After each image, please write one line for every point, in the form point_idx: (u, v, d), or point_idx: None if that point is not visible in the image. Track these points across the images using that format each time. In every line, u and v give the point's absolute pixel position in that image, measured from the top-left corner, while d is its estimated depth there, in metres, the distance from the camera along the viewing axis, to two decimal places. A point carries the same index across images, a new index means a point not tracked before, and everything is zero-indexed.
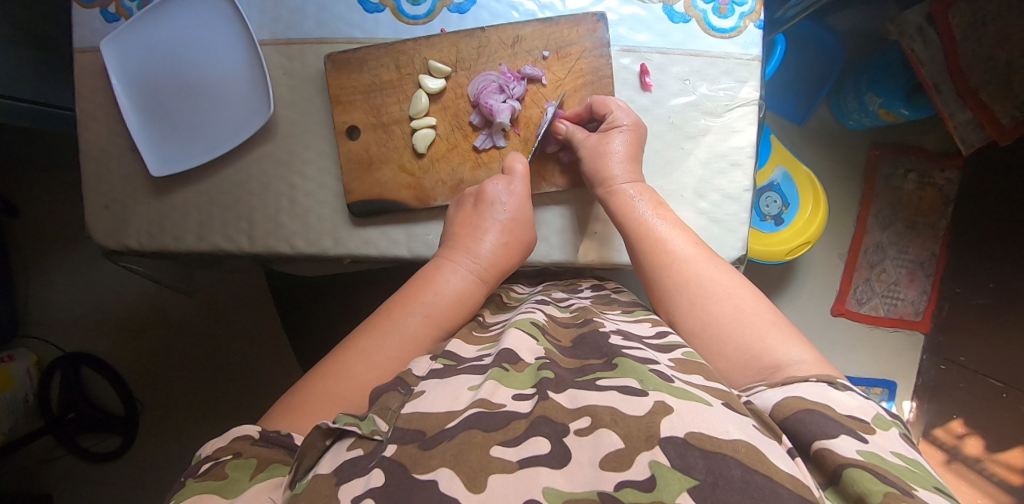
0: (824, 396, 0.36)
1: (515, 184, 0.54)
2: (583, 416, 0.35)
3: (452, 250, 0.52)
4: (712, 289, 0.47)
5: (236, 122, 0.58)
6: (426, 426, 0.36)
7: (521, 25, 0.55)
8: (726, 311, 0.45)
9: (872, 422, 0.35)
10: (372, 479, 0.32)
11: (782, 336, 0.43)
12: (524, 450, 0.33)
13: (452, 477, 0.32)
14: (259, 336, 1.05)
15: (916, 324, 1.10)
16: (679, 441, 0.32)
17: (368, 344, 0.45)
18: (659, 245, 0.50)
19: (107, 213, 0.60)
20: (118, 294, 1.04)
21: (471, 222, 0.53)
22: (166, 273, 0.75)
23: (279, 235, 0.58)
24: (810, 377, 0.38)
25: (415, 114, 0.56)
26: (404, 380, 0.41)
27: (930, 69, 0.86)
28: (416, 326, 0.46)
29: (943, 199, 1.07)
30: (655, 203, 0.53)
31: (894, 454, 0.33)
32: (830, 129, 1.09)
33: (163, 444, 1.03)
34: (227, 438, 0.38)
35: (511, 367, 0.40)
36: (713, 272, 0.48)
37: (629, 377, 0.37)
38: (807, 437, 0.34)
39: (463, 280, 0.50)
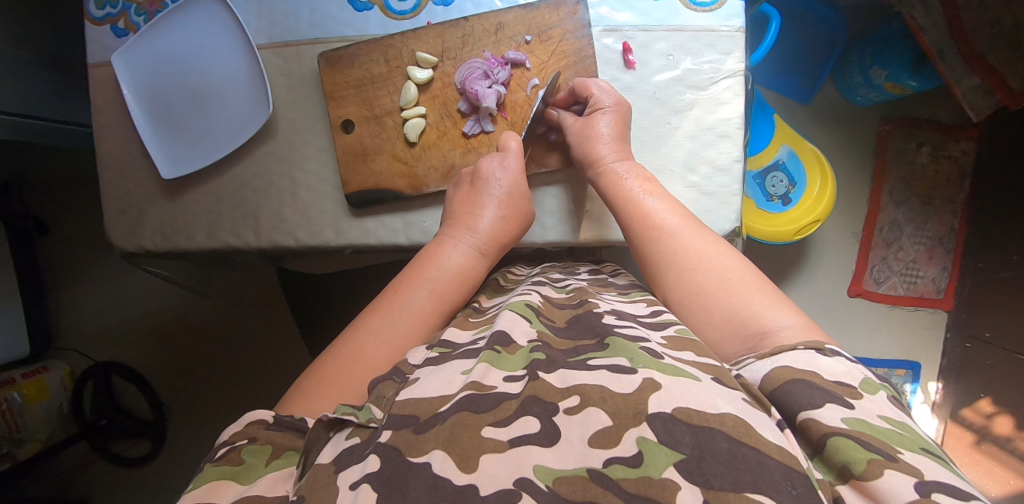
0: (811, 364, 0.36)
1: (510, 160, 0.54)
2: (573, 394, 0.35)
3: (452, 227, 0.53)
4: (699, 261, 0.46)
5: (238, 123, 0.61)
6: (419, 411, 0.36)
7: (503, 12, 0.56)
8: (713, 281, 0.45)
9: (859, 387, 0.34)
10: (368, 464, 0.33)
11: (769, 300, 0.42)
12: (515, 429, 0.33)
13: (444, 459, 0.32)
14: (276, 337, 1.08)
15: (939, 302, 1.07)
16: (667, 417, 0.31)
17: (376, 322, 0.46)
18: (648, 220, 0.50)
19: (124, 216, 0.64)
20: (143, 302, 1.09)
21: (469, 199, 0.54)
22: (184, 275, 0.78)
23: (283, 228, 0.61)
24: (799, 345, 0.38)
25: (404, 104, 0.58)
26: (399, 368, 0.41)
27: (932, 35, 0.84)
28: (422, 301, 0.47)
29: (959, 171, 1.04)
30: (644, 179, 0.52)
31: (881, 418, 0.32)
32: (836, 106, 1.07)
33: (189, 445, 1.07)
34: (242, 423, 0.39)
35: (503, 351, 0.40)
36: (702, 241, 0.48)
37: (620, 355, 0.37)
38: (792, 408, 0.34)
39: (464, 255, 0.51)
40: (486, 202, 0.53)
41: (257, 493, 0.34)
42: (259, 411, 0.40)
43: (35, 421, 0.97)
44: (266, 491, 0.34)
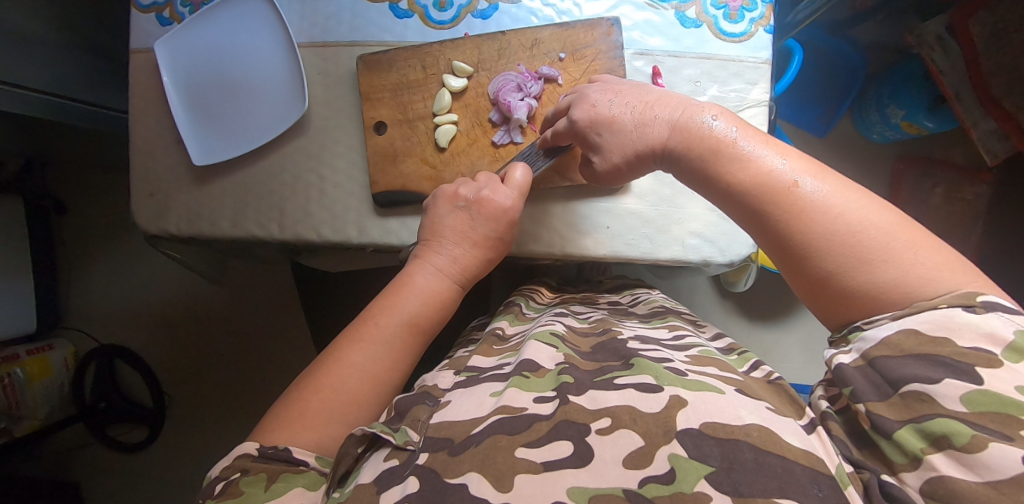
0: (946, 328, 0.33)
1: (511, 192, 0.52)
2: (604, 416, 0.36)
3: (429, 251, 0.52)
4: (831, 234, 0.39)
5: (273, 117, 0.62)
6: (453, 433, 0.37)
7: (539, 29, 0.58)
8: (851, 254, 0.38)
9: (1004, 353, 0.31)
10: (407, 486, 0.34)
11: (931, 257, 0.36)
12: (548, 452, 0.34)
13: (481, 480, 0.33)
14: (282, 330, 1.09)
15: None
16: (695, 433, 0.33)
17: (355, 354, 0.46)
18: (768, 182, 0.42)
19: (151, 200, 0.65)
20: (153, 286, 1.10)
21: (456, 229, 0.52)
22: (202, 262, 0.79)
23: (308, 223, 0.62)
24: (940, 303, 0.34)
25: (438, 110, 0.59)
26: (430, 393, 0.43)
27: (950, 78, 0.87)
28: (399, 335, 0.47)
29: (972, 214, 1.03)
30: (746, 128, 0.45)
31: (1018, 388, 0.31)
32: (852, 141, 1.09)
33: (187, 433, 1.07)
34: (231, 459, 0.41)
35: (532, 374, 0.41)
36: (833, 204, 0.40)
37: (646, 373, 0.39)
38: (901, 376, 0.33)
39: (444, 285, 0.51)
40: (471, 238, 0.52)
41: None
42: (246, 444, 0.41)
43: (34, 398, 0.97)
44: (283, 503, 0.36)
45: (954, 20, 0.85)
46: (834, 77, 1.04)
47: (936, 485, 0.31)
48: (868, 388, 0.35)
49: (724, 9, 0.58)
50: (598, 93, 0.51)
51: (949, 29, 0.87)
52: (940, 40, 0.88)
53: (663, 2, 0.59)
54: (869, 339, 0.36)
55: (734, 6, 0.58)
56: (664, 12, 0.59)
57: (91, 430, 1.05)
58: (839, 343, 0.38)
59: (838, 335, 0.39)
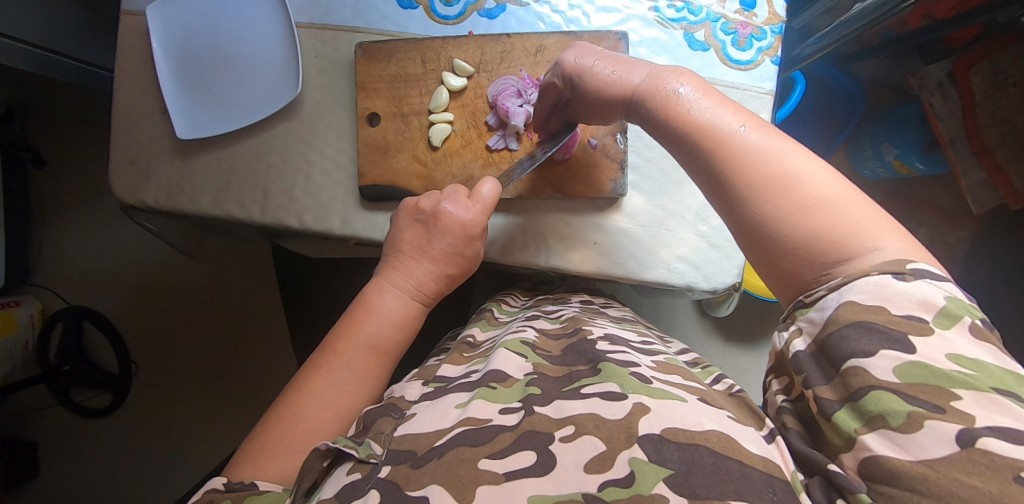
0: (880, 297, 0.31)
1: (477, 211, 0.52)
2: (568, 424, 0.35)
3: (390, 271, 0.51)
4: (767, 185, 0.37)
5: (264, 97, 0.61)
6: (416, 446, 0.36)
7: (545, 35, 0.57)
8: (786, 205, 0.37)
9: (934, 320, 0.30)
10: (368, 499, 0.33)
11: (858, 221, 0.35)
12: (512, 462, 0.33)
13: (441, 492, 0.32)
14: (259, 310, 1.07)
15: None
16: (656, 438, 0.32)
17: (320, 382, 0.44)
18: (710, 130, 0.41)
19: (131, 168, 0.62)
20: (130, 253, 1.07)
21: (414, 246, 0.51)
22: (179, 236, 0.77)
23: (291, 209, 0.60)
24: (873, 271, 0.32)
25: (434, 108, 0.58)
26: (396, 405, 0.41)
27: (947, 123, 0.88)
28: (364, 357, 0.46)
29: (954, 257, 1.04)
30: (696, 85, 0.43)
31: (949, 357, 0.29)
32: (844, 175, 1.09)
33: (151, 406, 1.04)
34: (201, 491, 0.38)
35: (498, 385, 0.39)
36: (769, 154, 0.38)
37: (612, 381, 0.37)
38: (840, 354, 0.31)
39: (404, 304, 0.50)
40: (435, 257, 0.51)
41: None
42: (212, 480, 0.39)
43: None
44: None
45: (956, 68, 0.85)
46: (831, 113, 1.03)
47: (873, 465, 0.28)
48: (814, 370, 0.32)
49: (734, 35, 0.58)
50: (574, 54, 0.50)
51: (951, 75, 0.87)
52: (940, 85, 0.88)
53: (673, 21, 0.58)
54: (817, 315, 0.33)
55: (743, 33, 0.58)
56: (672, 32, 0.58)
57: (53, 392, 1.02)
58: (788, 321, 0.36)
59: (787, 315, 0.37)
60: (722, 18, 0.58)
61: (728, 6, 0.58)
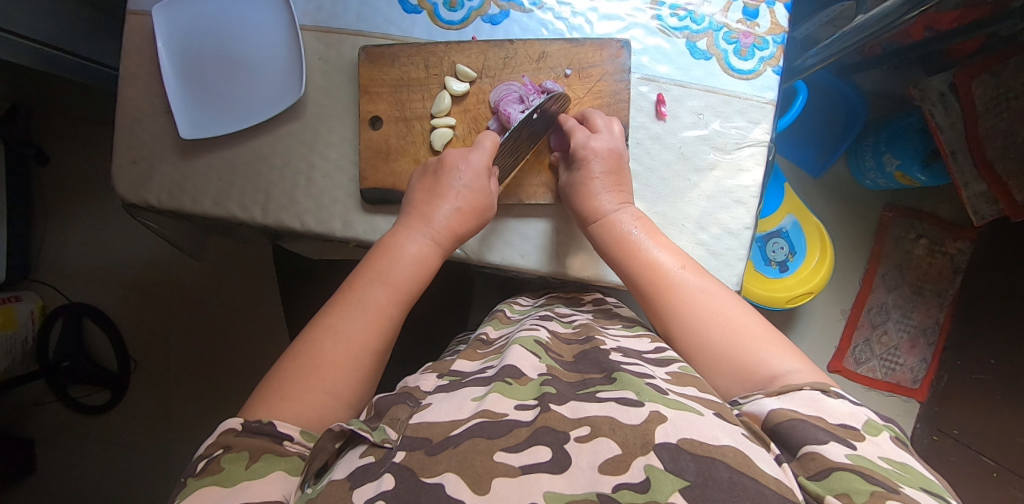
0: (816, 408, 0.37)
1: (477, 155, 0.54)
2: (583, 424, 0.35)
3: (407, 218, 0.53)
4: (700, 319, 0.46)
5: (268, 99, 0.61)
6: (431, 434, 0.36)
7: (548, 42, 0.57)
8: (717, 334, 0.45)
9: (862, 427, 0.35)
10: (383, 483, 0.33)
11: (773, 347, 0.43)
12: (526, 457, 0.33)
13: (458, 481, 0.32)
14: (258, 310, 1.07)
15: (914, 391, 1.06)
16: (672, 447, 0.32)
17: (335, 320, 0.46)
18: (654, 268, 0.50)
19: (133, 168, 0.63)
20: (130, 250, 1.07)
21: (429, 192, 0.54)
22: (180, 235, 0.77)
23: (293, 210, 0.60)
24: (805, 386, 0.39)
25: (436, 112, 0.58)
26: (412, 395, 0.43)
27: (948, 135, 0.88)
28: (378, 297, 0.48)
29: (953, 268, 1.05)
30: (650, 228, 0.53)
31: (882, 459, 0.33)
32: (845, 185, 1.09)
33: (149, 404, 1.05)
34: (217, 434, 0.39)
35: (514, 381, 0.40)
36: (702, 295, 0.47)
37: (627, 389, 0.38)
38: (796, 442, 0.35)
39: (419, 246, 0.51)
40: (448, 195, 0.53)
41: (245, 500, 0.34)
42: (229, 420, 0.40)
43: None
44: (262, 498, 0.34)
45: (958, 79, 0.87)
46: (835, 121, 1.04)
47: None
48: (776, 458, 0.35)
49: (736, 44, 0.58)
50: (594, 125, 0.55)
51: (952, 86, 0.88)
52: (942, 96, 0.89)
53: (675, 29, 0.58)
54: (757, 414, 0.39)
55: (746, 43, 0.58)
56: (674, 40, 0.59)
57: (52, 389, 1.02)
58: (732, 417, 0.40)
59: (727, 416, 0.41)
60: (724, 28, 0.58)
61: (731, 16, 0.58)
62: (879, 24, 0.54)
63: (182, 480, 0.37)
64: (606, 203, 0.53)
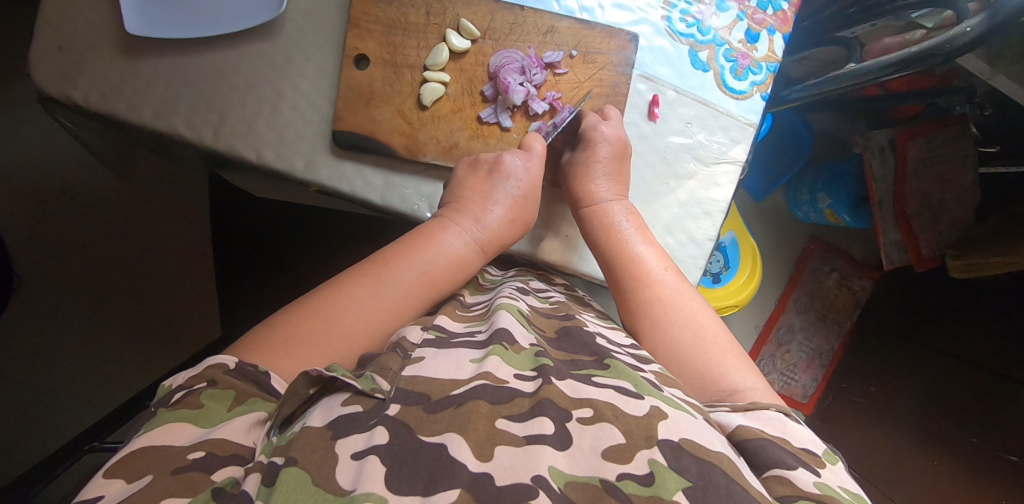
0: (785, 430, 0.39)
1: (534, 161, 0.53)
2: (585, 407, 0.36)
3: (456, 212, 0.51)
4: (674, 322, 0.48)
5: (240, 11, 0.55)
6: (430, 390, 0.36)
7: (558, 18, 0.56)
8: (687, 339, 0.47)
9: (823, 455, 0.38)
10: (375, 435, 0.33)
11: (738, 363, 0.46)
12: (531, 427, 0.34)
13: (461, 444, 0.32)
14: (182, 240, 0.97)
15: (803, 405, 1.14)
16: (674, 445, 0.34)
17: (361, 291, 0.45)
18: (636, 262, 0.52)
19: (60, 56, 0.54)
20: (26, 149, 0.92)
21: (477, 191, 0.52)
22: (102, 142, 0.67)
23: (250, 140, 0.55)
24: (771, 407, 0.41)
25: (431, 65, 0.54)
26: (401, 345, 0.41)
27: (880, 186, 0.95)
28: (412, 281, 0.47)
29: (854, 302, 1.15)
30: (638, 225, 0.54)
31: (842, 487, 0.36)
32: (780, 212, 1.18)
33: (27, 326, 0.91)
34: (200, 367, 0.38)
35: (510, 346, 0.40)
36: (678, 300, 0.50)
37: (624, 378, 0.38)
38: (766, 463, 0.36)
39: (465, 245, 0.50)
40: (495, 197, 0.51)
41: (221, 438, 0.34)
42: (221, 356, 0.39)
43: None
44: (228, 436, 0.34)
45: (899, 137, 0.94)
46: (783, 152, 1.09)
47: None
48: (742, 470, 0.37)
49: (733, 63, 0.60)
50: (605, 115, 0.55)
51: (892, 142, 0.95)
52: (882, 149, 0.95)
53: (682, 35, 0.59)
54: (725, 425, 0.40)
55: (742, 64, 0.60)
56: (678, 46, 0.59)
57: None
58: None
59: None
60: (726, 44, 0.59)
61: (734, 35, 0.60)
62: (857, 80, 0.56)
63: (153, 407, 0.36)
64: (601, 190, 0.54)
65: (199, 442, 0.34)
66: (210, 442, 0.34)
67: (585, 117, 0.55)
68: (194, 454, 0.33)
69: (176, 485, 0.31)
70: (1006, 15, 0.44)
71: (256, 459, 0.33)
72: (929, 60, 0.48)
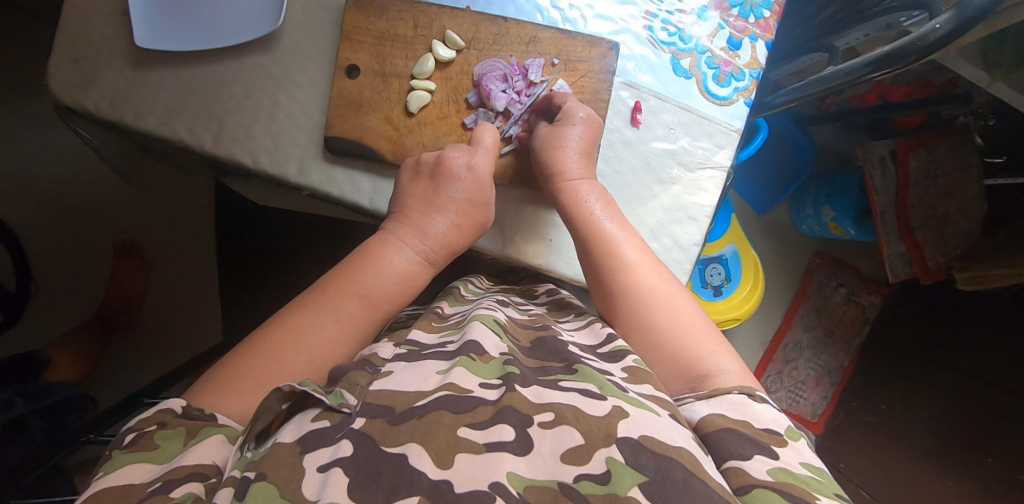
0: (748, 414, 0.39)
1: (481, 155, 0.54)
2: (547, 411, 0.36)
3: (400, 228, 0.51)
4: (650, 310, 0.48)
5: (239, 25, 0.58)
6: (396, 402, 0.37)
7: (541, 28, 0.57)
8: (662, 324, 0.47)
9: (785, 433, 0.38)
10: (339, 449, 0.34)
11: (713, 345, 0.46)
12: (491, 435, 0.34)
13: (421, 453, 0.33)
14: (192, 250, 1.01)
15: (812, 424, 1.10)
16: (633, 442, 0.34)
17: (303, 323, 0.45)
18: (609, 248, 0.51)
19: (74, 67, 0.57)
20: (49, 161, 0.96)
21: (422, 199, 0.52)
22: (112, 149, 0.71)
23: (247, 145, 0.57)
24: (736, 390, 0.41)
25: (418, 74, 0.56)
26: (371, 362, 0.42)
27: (881, 198, 0.95)
28: (352, 305, 0.47)
29: (863, 319, 1.11)
30: (609, 207, 0.53)
31: (801, 465, 0.36)
32: (784, 226, 1.17)
33: (43, 330, 0.94)
34: (150, 411, 0.39)
35: (477, 357, 0.41)
36: (653, 284, 0.49)
37: (590, 382, 0.38)
38: (725, 454, 0.36)
39: (408, 261, 0.50)
40: (442, 206, 0.51)
41: (182, 465, 0.35)
42: (170, 400, 0.40)
43: None
44: (189, 463, 0.36)
45: (898, 147, 0.93)
46: (785, 165, 1.09)
47: None
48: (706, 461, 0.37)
49: (715, 70, 0.61)
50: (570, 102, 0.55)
51: (892, 153, 0.94)
52: (882, 160, 0.94)
53: (664, 44, 0.60)
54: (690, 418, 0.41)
55: (725, 71, 0.61)
56: (660, 54, 0.60)
57: None
58: None
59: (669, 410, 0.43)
60: (708, 52, 0.61)
61: (716, 43, 0.61)
62: (839, 81, 0.56)
63: (108, 452, 0.37)
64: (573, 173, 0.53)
65: (159, 475, 0.35)
66: (170, 472, 0.35)
67: (556, 102, 0.56)
68: (153, 486, 0.34)
69: None
70: (976, 12, 0.44)
71: (228, 473, 0.34)
72: (903, 59, 0.49)
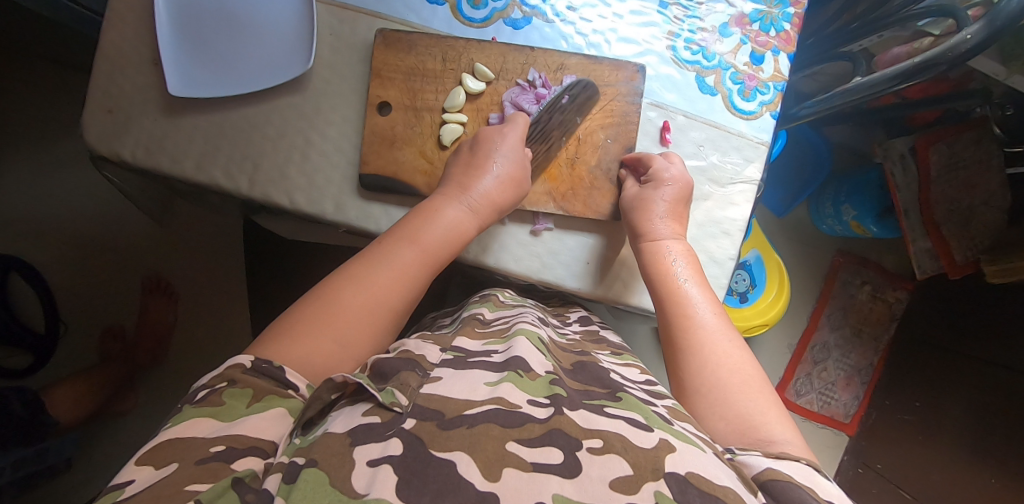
0: (813, 479, 0.38)
1: (511, 130, 0.55)
2: (595, 437, 0.36)
3: (446, 188, 0.54)
4: (720, 367, 0.48)
5: (268, 67, 0.58)
6: (445, 408, 0.37)
7: (567, 55, 0.58)
8: (731, 383, 0.47)
9: None
10: (389, 447, 0.34)
11: (781, 417, 0.45)
12: (539, 455, 0.34)
13: (469, 463, 0.33)
14: (223, 284, 1.03)
15: (845, 425, 1.14)
16: (680, 478, 0.33)
17: (360, 273, 0.49)
18: (685, 303, 0.52)
19: (109, 117, 0.58)
20: (76, 203, 0.98)
21: (467, 162, 0.55)
22: (143, 193, 0.72)
23: (282, 186, 0.58)
24: (801, 459, 0.40)
25: (449, 107, 0.58)
26: (420, 364, 0.43)
27: (905, 195, 0.96)
28: (404, 257, 0.50)
29: (890, 315, 1.13)
30: (690, 265, 0.54)
31: None
32: (804, 227, 1.17)
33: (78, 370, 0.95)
34: (221, 368, 0.41)
35: (525, 374, 0.41)
36: (727, 345, 0.49)
37: (635, 411, 0.39)
38: (791, 497, 0.36)
39: (456, 214, 0.53)
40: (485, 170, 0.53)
41: (242, 433, 0.36)
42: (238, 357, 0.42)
43: None
44: (250, 430, 0.37)
45: (918, 144, 0.93)
46: (803, 167, 1.09)
47: None
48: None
49: (740, 85, 0.61)
50: (663, 160, 0.57)
51: (913, 149, 0.94)
52: (903, 157, 0.95)
53: (687, 62, 0.61)
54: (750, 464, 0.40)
55: (750, 85, 0.61)
56: (685, 73, 0.61)
57: None
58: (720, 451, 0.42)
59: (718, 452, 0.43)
60: (732, 68, 0.61)
61: (739, 58, 0.61)
62: (865, 92, 0.57)
63: (181, 405, 0.39)
64: (660, 228, 0.55)
65: (222, 434, 0.36)
66: (230, 438, 0.36)
67: (653, 161, 0.57)
68: (216, 447, 0.35)
69: (198, 473, 0.33)
70: (1007, 19, 0.45)
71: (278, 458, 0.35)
72: (934, 69, 0.49)
